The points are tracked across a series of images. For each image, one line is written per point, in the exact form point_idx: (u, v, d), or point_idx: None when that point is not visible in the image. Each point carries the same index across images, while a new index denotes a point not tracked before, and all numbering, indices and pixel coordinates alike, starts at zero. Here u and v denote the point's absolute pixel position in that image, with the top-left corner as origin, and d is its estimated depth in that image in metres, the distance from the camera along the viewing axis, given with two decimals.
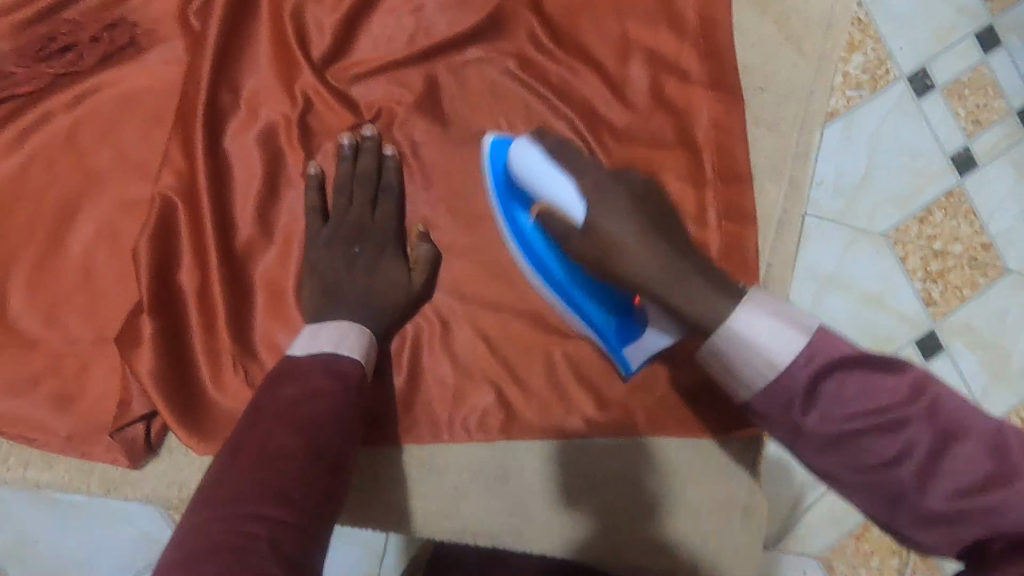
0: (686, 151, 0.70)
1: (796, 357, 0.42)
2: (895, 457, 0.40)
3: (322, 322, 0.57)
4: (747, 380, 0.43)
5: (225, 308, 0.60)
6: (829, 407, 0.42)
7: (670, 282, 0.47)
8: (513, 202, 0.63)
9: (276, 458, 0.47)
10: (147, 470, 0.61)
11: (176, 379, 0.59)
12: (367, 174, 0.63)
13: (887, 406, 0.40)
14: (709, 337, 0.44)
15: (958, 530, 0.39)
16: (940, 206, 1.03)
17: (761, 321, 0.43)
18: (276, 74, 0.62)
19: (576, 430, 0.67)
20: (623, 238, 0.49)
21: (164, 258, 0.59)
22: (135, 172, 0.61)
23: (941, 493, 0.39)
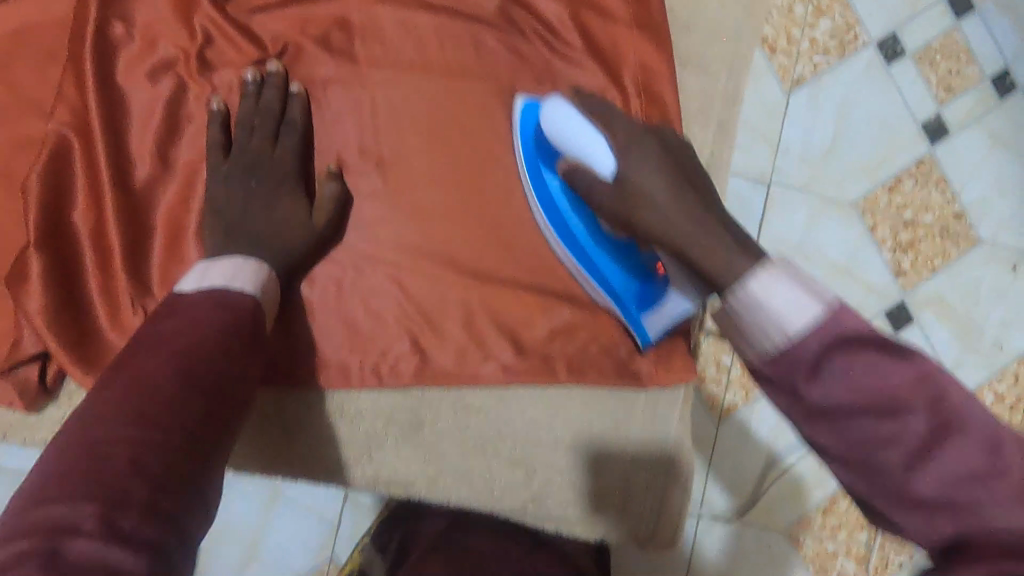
0: (608, 90, 0.67)
1: (812, 325, 0.36)
2: (888, 437, 0.34)
3: (214, 258, 0.54)
4: (759, 343, 0.37)
5: (122, 246, 0.59)
6: (833, 382, 0.35)
7: (697, 238, 0.48)
8: (543, 165, 0.63)
9: (142, 397, 0.43)
10: (46, 413, 0.60)
11: (69, 317, 0.57)
12: (272, 109, 0.61)
13: (893, 388, 0.34)
14: (729, 299, 0.40)
15: (943, 517, 0.33)
16: (911, 173, 1.08)
17: (786, 288, 0.38)
18: (173, 8, 0.61)
19: (493, 377, 0.65)
20: (649, 192, 0.52)
21: (55, 194, 0.58)
22: (29, 108, 0.59)
23: (932, 480, 0.33)
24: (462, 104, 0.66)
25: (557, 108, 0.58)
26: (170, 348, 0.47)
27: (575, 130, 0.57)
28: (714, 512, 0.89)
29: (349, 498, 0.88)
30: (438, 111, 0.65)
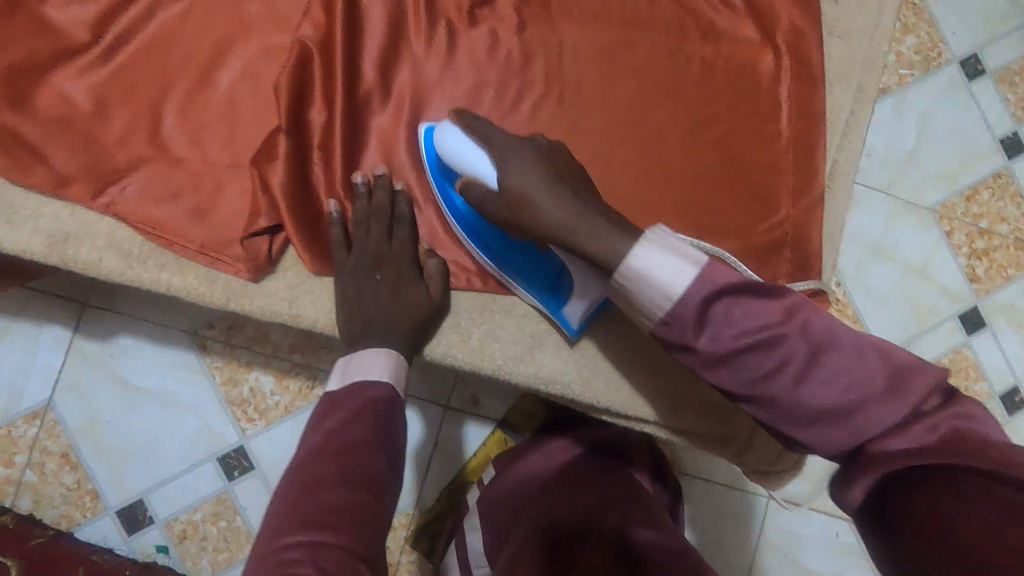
0: (763, 52, 0.76)
1: (688, 287, 0.48)
2: (776, 366, 0.49)
3: (352, 353, 0.61)
4: (648, 314, 0.50)
5: (344, 145, 0.68)
6: (717, 331, 0.49)
7: (581, 231, 0.54)
8: (448, 186, 0.68)
9: (317, 489, 0.48)
10: (264, 283, 0.68)
11: (299, 198, 0.66)
12: (381, 211, 0.67)
13: (769, 323, 0.49)
14: (615, 271, 0.51)
15: (835, 428, 0.48)
16: (987, 185, 1.16)
17: (655, 253, 0.49)
18: None
19: None
20: (530, 193, 0.56)
21: (299, 92, 0.67)
22: (278, 24, 0.70)
23: (816, 398, 0.48)
24: (634, 52, 0.75)
25: (448, 134, 0.63)
26: (327, 447, 0.51)
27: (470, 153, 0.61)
28: (786, 496, 0.99)
29: (438, 448, 1.00)
30: (613, 57, 0.74)
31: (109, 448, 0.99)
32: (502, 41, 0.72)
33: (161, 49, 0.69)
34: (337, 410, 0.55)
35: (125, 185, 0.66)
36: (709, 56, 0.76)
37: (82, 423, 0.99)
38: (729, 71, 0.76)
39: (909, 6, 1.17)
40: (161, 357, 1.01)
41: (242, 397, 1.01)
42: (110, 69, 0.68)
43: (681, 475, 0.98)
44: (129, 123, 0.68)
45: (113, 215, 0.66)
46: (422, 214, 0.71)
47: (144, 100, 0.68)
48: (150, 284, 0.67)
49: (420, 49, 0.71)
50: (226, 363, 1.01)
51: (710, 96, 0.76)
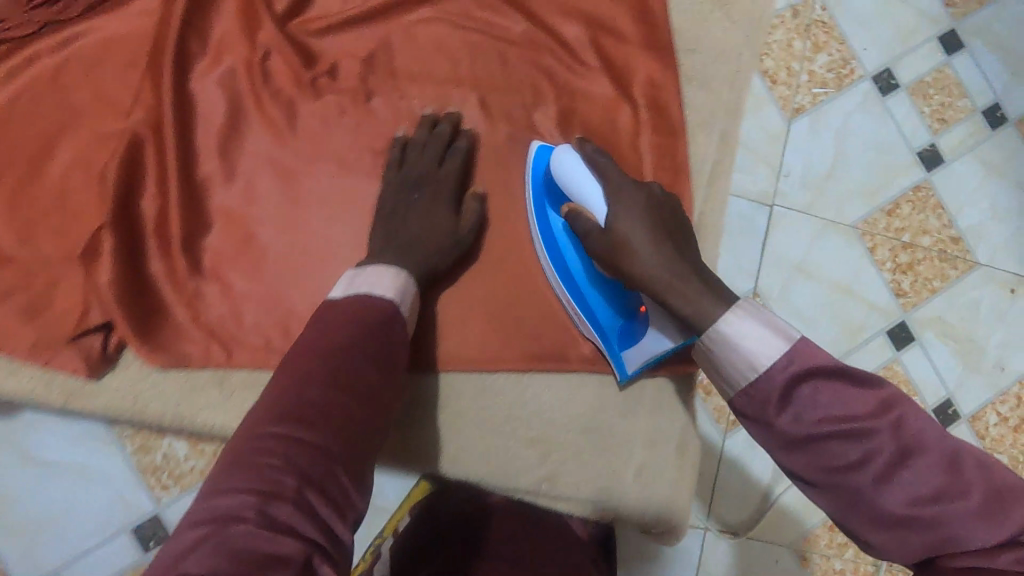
0: (621, 106, 0.75)
1: (775, 361, 0.49)
2: (858, 458, 0.45)
3: (360, 268, 0.62)
4: (734, 382, 0.52)
5: (180, 231, 0.66)
6: (802, 410, 0.48)
7: (676, 285, 0.58)
8: (546, 204, 0.69)
9: (303, 388, 0.51)
10: (105, 381, 0.65)
11: (131, 292, 0.63)
12: (440, 139, 0.70)
13: (854, 413, 0.46)
14: (707, 332, 0.55)
15: (909, 533, 0.43)
16: (908, 199, 1.15)
17: (746, 322, 0.52)
18: (239, 23, 0.68)
19: (511, 365, 0.71)
20: (634, 242, 0.60)
21: (128, 182, 0.65)
22: (110, 108, 0.67)
23: (895, 496, 0.44)
24: (491, 114, 0.73)
25: (567, 156, 0.65)
26: (319, 347, 0.54)
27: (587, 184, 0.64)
28: (722, 525, 0.91)
29: None
30: (469, 119, 0.73)
31: (15, 526, 0.88)
32: (349, 110, 0.71)
33: None
34: (331, 321, 0.56)
35: None
36: (568, 111, 0.74)
37: None
38: (589, 127, 0.74)
39: (818, 24, 1.16)
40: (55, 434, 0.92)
41: (155, 464, 0.90)
42: None
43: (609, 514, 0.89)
44: None
45: None
46: (273, 294, 0.68)
47: None
48: None
49: (261, 125, 0.69)
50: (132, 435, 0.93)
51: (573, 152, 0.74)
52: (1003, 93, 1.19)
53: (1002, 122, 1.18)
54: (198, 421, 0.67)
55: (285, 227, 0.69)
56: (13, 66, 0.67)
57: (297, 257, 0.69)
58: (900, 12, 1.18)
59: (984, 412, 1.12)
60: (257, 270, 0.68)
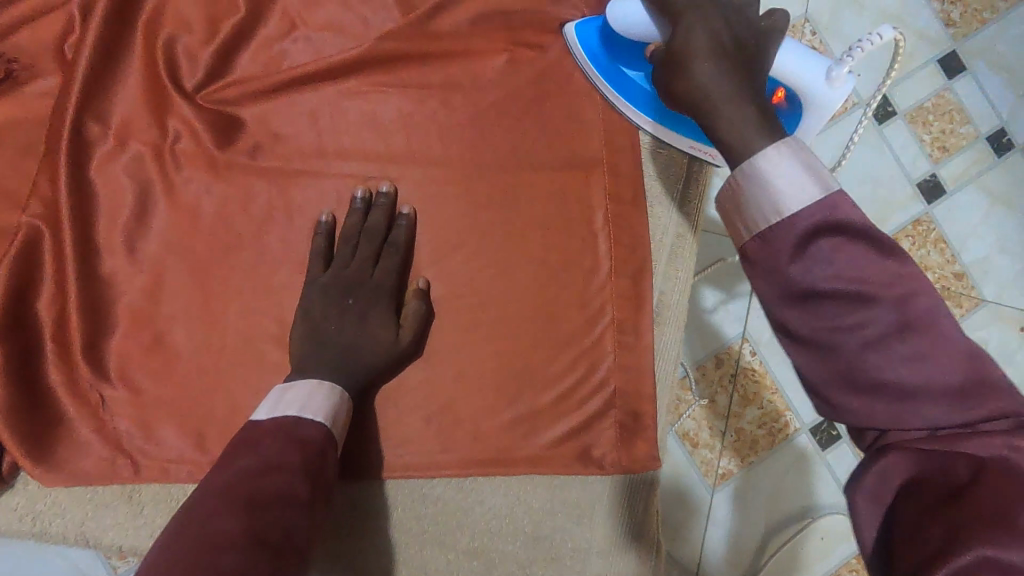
0: (572, 173, 0.68)
1: (808, 207, 0.34)
2: (856, 325, 0.34)
3: (290, 383, 0.56)
4: (750, 222, 0.36)
5: (81, 336, 0.60)
6: (814, 265, 0.34)
7: (726, 112, 0.42)
8: (617, 65, 0.66)
9: (215, 538, 0.42)
10: (1, 501, 0.60)
11: (25, 406, 0.58)
12: (376, 230, 0.64)
13: (867, 279, 0.34)
14: (735, 172, 0.38)
15: (878, 404, 0.34)
16: (908, 234, 1.08)
17: (788, 163, 0.36)
18: (145, 103, 0.63)
19: (452, 469, 0.64)
20: (693, 50, 0.44)
21: (22, 285, 0.59)
22: (4, 201, 0.61)
23: (884, 367, 0.34)
24: (429, 184, 0.67)
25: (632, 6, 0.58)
26: (240, 489, 0.46)
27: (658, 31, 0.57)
28: None
29: None
30: (402, 193, 0.66)
31: None
32: (268, 190, 0.64)
33: None
34: (260, 449, 0.50)
35: None
36: (513, 180, 0.67)
37: None
38: (537, 198, 0.68)
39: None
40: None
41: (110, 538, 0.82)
42: None
43: None
44: None
45: None
46: (187, 398, 0.62)
47: None
48: None
49: (172, 211, 0.63)
50: None
51: (521, 224, 0.67)
52: (1011, 117, 1.10)
53: (1009, 148, 1.09)
54: (105, 543, 0.61)
55: (199, 323, 0.63)
56: None
57: (213, 355, 0.63)
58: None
59: None
60: (168, 373, 0.62)
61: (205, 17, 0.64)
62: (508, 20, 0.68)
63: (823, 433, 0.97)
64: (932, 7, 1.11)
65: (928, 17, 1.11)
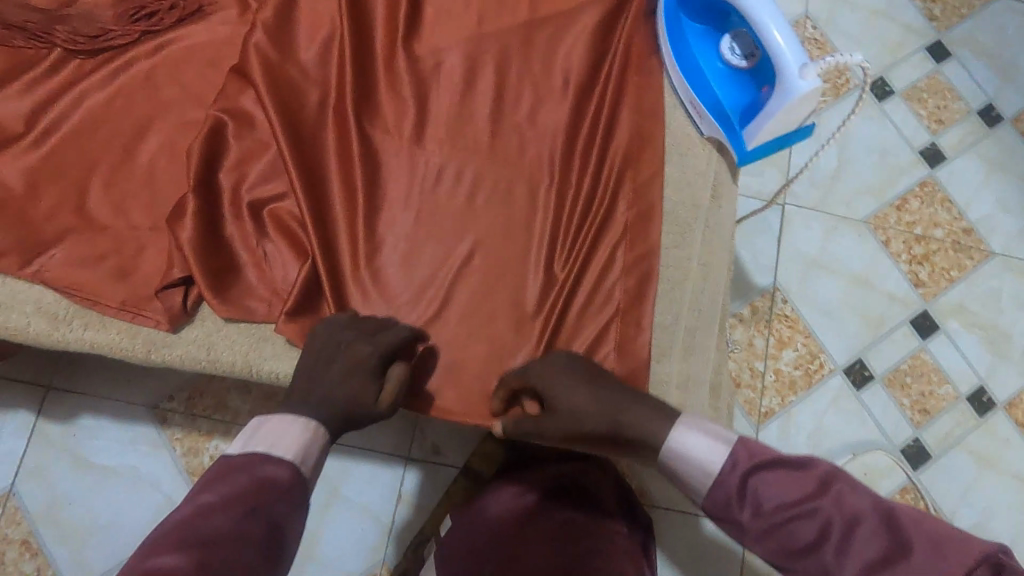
0: (640, 80, 0.83)
1: (722, 463, 0.57)
2: (814, 539, 0.51)
3: (267, 416, 0.60)
4: (698, 491, 0.59)
5: (251, 201, 0.75)
6: (757, 498, 0.54)
7: (568, 379, 0.68)
8: (680, 14, 0.81)
9: (197, 535, 0.48)
10: (182, 332, 0.72)
11: (208, 249, 0.71)
12: (370, 335, 0.70)
13: (801, 497, 0.52)
14: (663, 450, 0.61)
15: (795, 537, 0.52)
16: (915, 195, 1.23)
17: (693, 436, 0.60)
18: (303, 28, 0.79)
19: (552, 326, 0.77)
20: (559, 382, 0.68)
21: (209, 159, 0.74)
22: (194, 101, 0.78)
23: (805, 530, 0.51)
24: (522, 98, 0.82)
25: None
26: (211, 510, 0.50)
27: None
28: None
29: (401, 503, 1.06)
30: (501, 103, 0.82)
31: (133, 481, 1.10)
32: (392, 100, 0.80)
33: (87, 130, 0.76)
34: (226, 480, 0.53)
35: (52, 255, 0.72)
36: (589, 93, 0.83)
37: (137, 459, 1.11)
38: (609, 102, 0.82)
39: (811, 41, 1.27)
40: (123, 432, 1.11)
41: (201, 466, 1.11)
42: (39, 153, 0.74)
43: (650, 507, 1.02)
44: (56, 199, 0.74)
45: (40, 282, 0.71)
46: (330, 257, 0.75)
47: (70, 179, 0.74)
48: (75, 343, 0.71)
49: (319, 113, 0.78)
50: (186, 434, 1.12)
51: (594, 128, 0.82)
52: (995, 94, 1.27)
53: (998, 120, 1.26)
54: (265, 369, 0.72)
55: (337, 200, 0.76)
56: (114, 69, 0.77)
57: (351, 226, 0.76)
58: (887, 26, 1.29)
59: (1018, 399, 1.16)
60: (306, 230, 0.74)
61: None
62: None
63: (857, 373, 1.16)
64: (916, 3, 1.30)
65: (915, 11, 1.29)
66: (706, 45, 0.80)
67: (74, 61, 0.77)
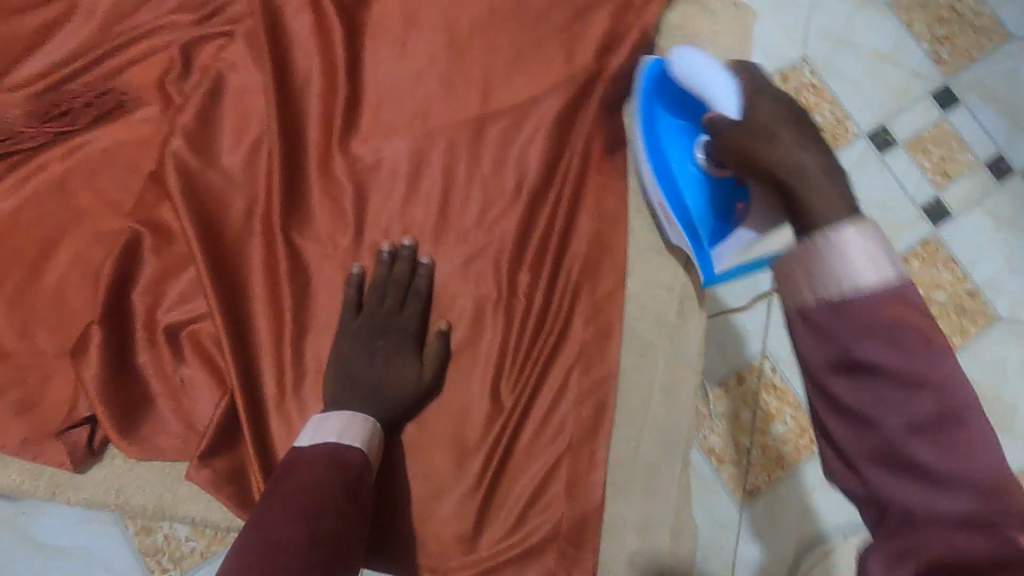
0: (600, 180, 0.75)
1: (881, 285, 0.34)
2: (901, 414, 0.33)
3: (328, 413, 0.64)
4: (813, 290, 0.36)
5: (168, 323, 0.68)
6: (871, 336, 0.34)
7: (758, 142, 0.53)
8: (657, 105, 0.73)
9: (283, 537, 0.51)
10: (90, 473, 0.67)
11: (119, 384, 0.65)
12: (402, 279, 0.71)
13: (929, 370, 0.33)
14: (818, 234, 0.37)
15: (888, 401, 0.34)
16: (917, 254, 1.09)
17: (865, 236, 0.36)
18: (230, 127, 0.73)
19: (497, 459, 0.70)
20: (773, 127, 0.53)
21: (122, 280, 0.68)
22: (110, 209, 0.71)
23: (910, 409, 0.33)
24: (470, 200, 0.75)
25: (685, 53, 0.68)
26: (297, 495, 0.55)
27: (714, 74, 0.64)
28: None
29: None
30: (448, 206, 0.75)
31: (82, 564, 0.94)
32: (327, 204, 0.73)
33: None
34: (303, 467, 0.58)
35: None
36: (546, 193, 0.76)
37: (89, 536, 0.94)
38: (566, 205, 0.75)
39: (810, 87, 1.11)
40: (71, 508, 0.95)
41: (156, 546, 0.94)
42: None
43: None
44: None
45: None
46: (254, 385, 0.68)
47: None
48: None
49: (245, 220, 0.72)
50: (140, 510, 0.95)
51: (549, 234, 0.75)
52: (1005, 144, 1.14)
53: (1007, 173, 1.13)
54: (179, 514, 0.67)
55: (263, 319, 0.70)
56: (24, 175, 0.71)
57: (277, 348, 0.69)
58: (888, 71, 1.13)
59: None
60: (226, 357, 0.67)
61: (276, 51, 0.73)
62: (540, 56, 0.78)
63: None
64: (922, 42, 1.15)
65: (920, 51, 1.15)
66: (681, 144, 0.72)
67: None
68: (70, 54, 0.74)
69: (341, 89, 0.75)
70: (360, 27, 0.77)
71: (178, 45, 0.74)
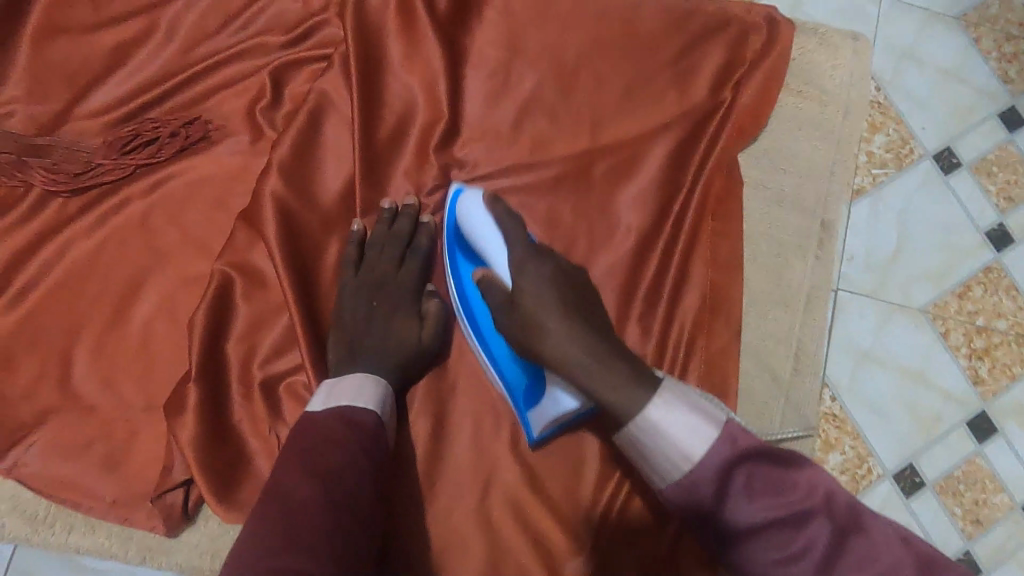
0: (714, 227, 0.71)
1: (708, 448, 0.46)
2: (799, 552, 0.44)
3: (339, 376, 0.59)
4: (656, 468, 0.48)
5: (265, 377, 0.64)
6: (740, 499, 0.46)
7: (527, 316, 0.55)
8: (459, 254, 0.66)
9: (300, 503, 0.47)
10: (183, 537, 0.63)
11: (215, 445, 0.61)
12: (400, 237, 0.66)
13: (781, 492, 0.46)
14: (630, 421, 0.49)
15: (746, 510, 0.45)
16: (978, 279, 0.83)
17: (671, 411, 0.48)
18: (326, 162, 0.67)
19: (609, 527, 0.65)
20: (543, 320, 0.54)
21: (215, 329, 0.63)
22: (197, 250, 0.66)
23: (755, 509, 0.45)
24: (578, 245, 0.71)
25: (478, 202, 0.63)
26: (314, 456, 0.51)
27: (488, 224, 0.62)
28: None
29: None
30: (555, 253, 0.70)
31: None
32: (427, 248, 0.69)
33: (73, 286, 0.65)
34: (316, 425, 0.53)
35: (31, 444, 0.62)
36: (658, 237, 0.71)
37: None
38: (680, 251, 0.70)
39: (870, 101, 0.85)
40: None
41: None
42: (16, 316, 0.64)
43: None
44: (36, 372, 0.63)
45: (16, 478, 0.62)
46: None
47: (53, 346, 0.63)
48: (59, 548, 0.63)
49: (342, 263, 0.66)
50: None
51: (663, 282, 0.70)
52: None
53: None
54: None
55: None
56: (104, 210, 0.66)
57: None
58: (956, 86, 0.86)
59: None
60: None
61: (372, 80, 0.68)
62: (651, 86, 0.72)
63: (906, 481, 0.80)
64: (989, 58, 0.86)
65: (985, 68, 0.86)
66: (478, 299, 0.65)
67: (57, 201, 0.65)
68: (147, 78, 0.68)
69: (440, 120, 0.69)
70: (461, 51, 0.70)
71: (268, 70, 0.68)
